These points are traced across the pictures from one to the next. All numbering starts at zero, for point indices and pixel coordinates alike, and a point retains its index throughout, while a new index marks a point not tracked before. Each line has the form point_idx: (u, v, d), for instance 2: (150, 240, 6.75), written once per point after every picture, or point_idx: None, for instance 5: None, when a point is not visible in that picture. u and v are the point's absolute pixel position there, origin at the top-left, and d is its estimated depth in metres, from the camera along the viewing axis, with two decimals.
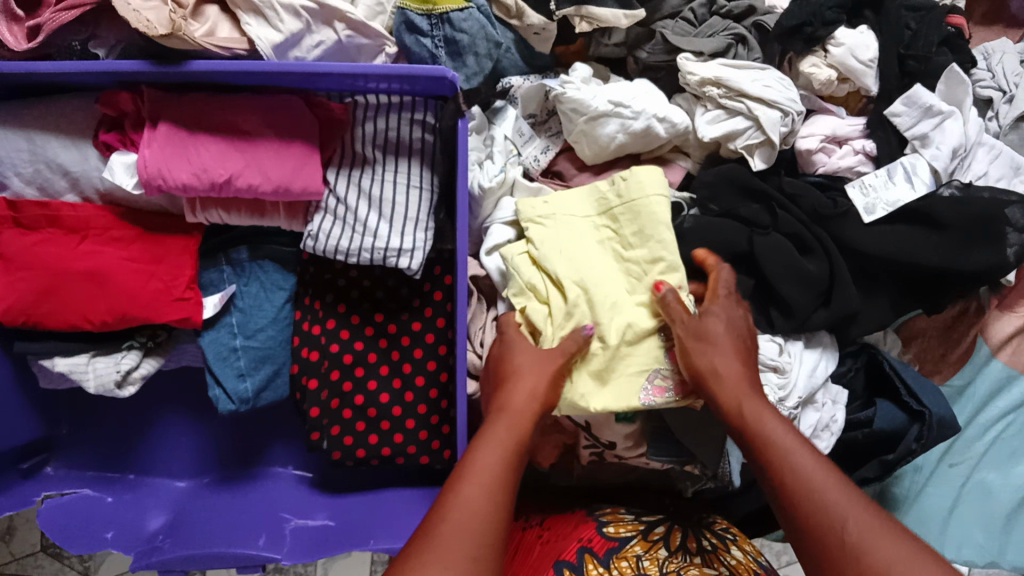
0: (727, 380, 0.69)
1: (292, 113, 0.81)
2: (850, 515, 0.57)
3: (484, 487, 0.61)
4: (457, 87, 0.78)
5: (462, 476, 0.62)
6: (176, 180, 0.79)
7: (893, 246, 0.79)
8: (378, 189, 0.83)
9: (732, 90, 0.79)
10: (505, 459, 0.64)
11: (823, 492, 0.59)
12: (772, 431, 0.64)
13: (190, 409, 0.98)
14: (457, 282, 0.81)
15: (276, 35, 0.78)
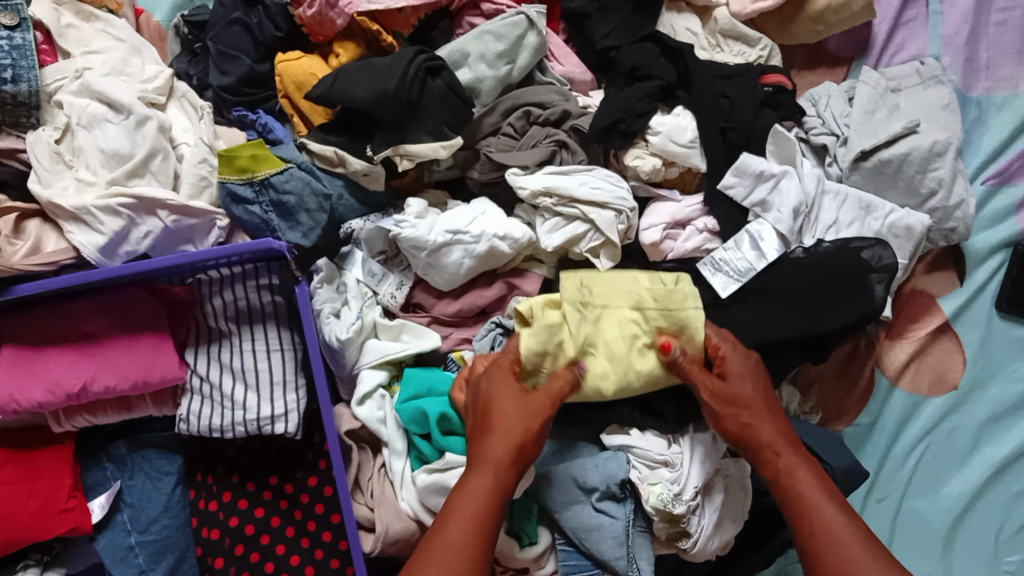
0: (767, 435, 0.69)
1: (137, 306, 0.81)
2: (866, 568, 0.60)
3: (467, 528, 0.61)
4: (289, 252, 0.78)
5: (451, 514, 0.62)
6: (29, 400, 0.77)
7: (763, 321, 0.77)
8: (239, 360, 0.83)
9: (564, 197, 0.79)
10: (489, 493, 0.64)
11: (852, 552, 0.61)
12: (801, 483, 0.66)
13: None
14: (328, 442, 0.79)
15: (99, 238, 0.77)
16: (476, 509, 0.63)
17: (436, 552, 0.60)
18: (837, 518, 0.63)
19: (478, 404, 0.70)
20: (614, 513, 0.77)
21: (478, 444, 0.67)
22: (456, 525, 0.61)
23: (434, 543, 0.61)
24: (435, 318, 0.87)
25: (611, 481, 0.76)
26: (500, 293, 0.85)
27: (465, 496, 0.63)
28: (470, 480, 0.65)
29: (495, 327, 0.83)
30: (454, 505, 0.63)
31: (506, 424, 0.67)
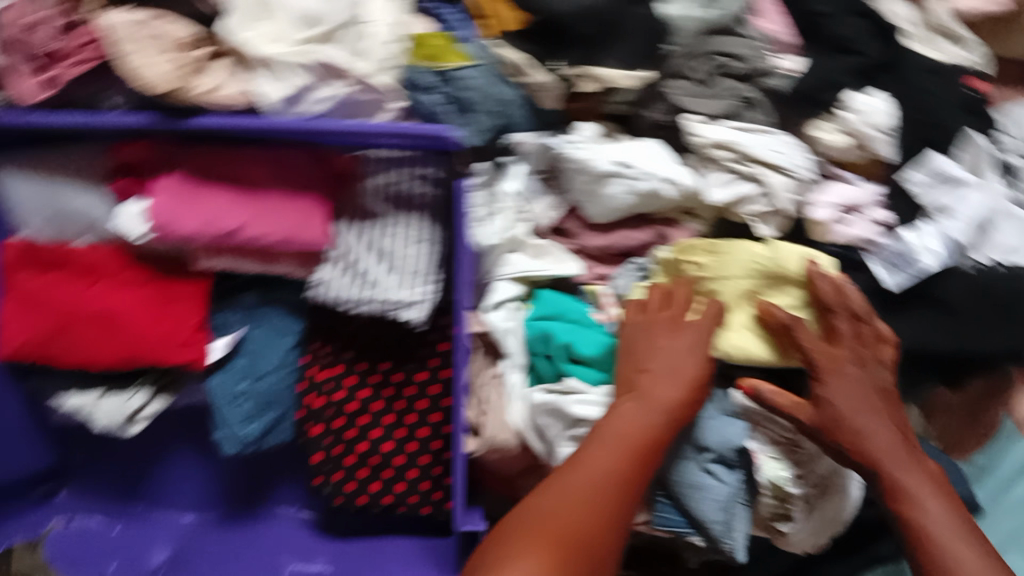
0: (867, 433, 0.69)
1: (300, 166, 0.83)
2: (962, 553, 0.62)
3: (618, 445, 0.67)
4: (461, 146, 0.79)
5: (598, 434, 0.69)
6: (185, 229, 0.80)
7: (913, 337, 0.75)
8: (384, 243, 0.84)
9: (742, 154, 0.77)
10: (644, 423, 0.69)
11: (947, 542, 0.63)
12: (901, 472, 0.68)
13: (199, 445, 0.98)
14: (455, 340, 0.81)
15: (281, 91, 0.78)
16: (628, 436, 0.68)
17: (593, 459, 0.66)
18: (936, 508, 0.65)
19: (631, 348, 0.75)
20: (721, 478, 0.77)
21: (639, 382, 0.72)
22: (608, 444, 0.68)
23: (577, 458, 0.67)
24: (580, 248, 0.85)
25: (725, 446, 0.77)
26: (649, 238, 0.83)
27: (622, 421, 0.69)
28: (618, 409, 0.71)
29: (638, 268, 0.84)
30: (602, 427, 0.69)
31: (666, 371, 0.72)
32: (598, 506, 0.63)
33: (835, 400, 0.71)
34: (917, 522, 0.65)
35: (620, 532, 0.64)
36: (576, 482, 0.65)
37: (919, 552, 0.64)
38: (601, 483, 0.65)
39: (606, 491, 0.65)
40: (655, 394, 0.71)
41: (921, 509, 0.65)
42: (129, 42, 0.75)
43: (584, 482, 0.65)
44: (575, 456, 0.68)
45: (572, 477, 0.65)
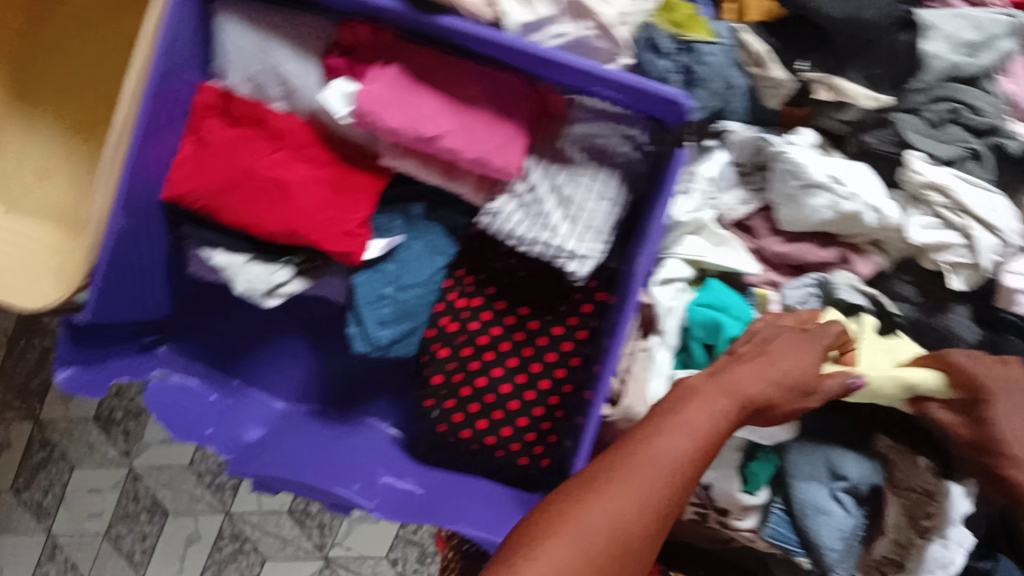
0: None
1: (514, 92, 0.81)
2: None
3: (690, 427, 0.63)
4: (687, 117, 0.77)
5: (665, 412, 0.65)
6: (388, 123, 0.79)
7: None
8: (570, 190, 0.83)
9: (956, 203, 0.76)
10: (717, 412, 0.65)
11: None
12: None
13: (313, 338, 0.97)
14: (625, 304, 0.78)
15: (527, 15, 0.77)
16: (695, 427, 0.63)
17: (663, 442, 0.61)
18: None
19: (753, 342, 0.74)
20: (847, 507, 0.76)
21: (729, 368, 0.70)
22: (681, 430, 0.63)
23: (642, 431, 0.63)
24: (757, 249, 0.84)
25: (863, 479, 0.76)
26: (831, 259, 0.83)
27: (698, 405, 0.65)
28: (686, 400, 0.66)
29: (813, 283, 0.82)
30: (672, 406, 0.65)
31: (757, 372, 0.69)
32: (662, 485, 0.59)
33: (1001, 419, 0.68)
34: None
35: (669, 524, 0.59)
36: (638, 463, 0.60)
37: None
38: (662, 469, 0.60)
39: (664, 476, 0.60)
40: (775, 381, 0.69)
41: None
42: None
43: (650, 456, 0.61)
44: (643, 432, 0.63)
45: (635, 457, 0.60)
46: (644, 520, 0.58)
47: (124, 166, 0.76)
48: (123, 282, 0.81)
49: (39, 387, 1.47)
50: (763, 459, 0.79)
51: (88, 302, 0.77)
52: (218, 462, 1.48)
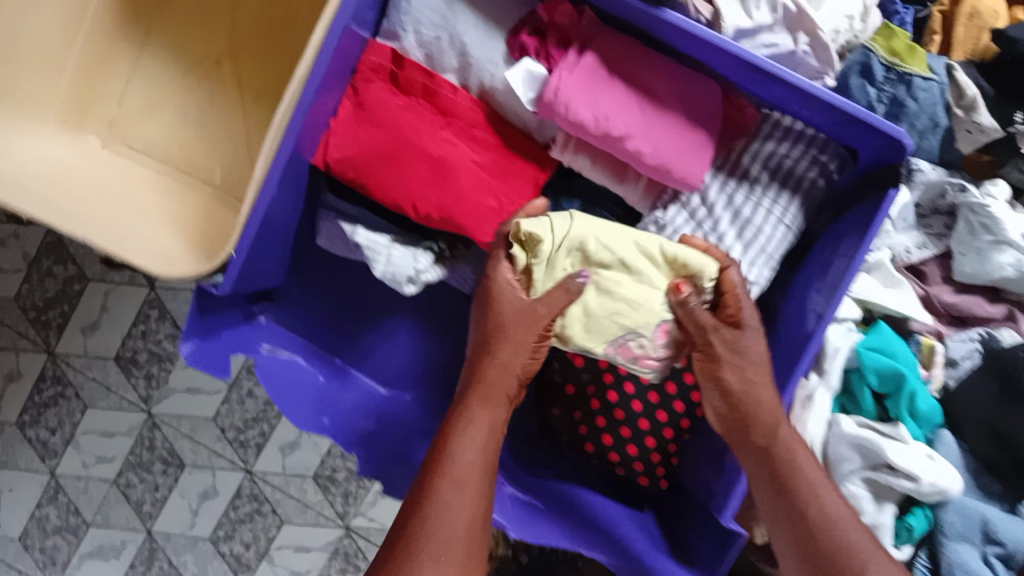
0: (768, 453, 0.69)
1: (710, 99, 0.74)
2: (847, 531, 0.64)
3: (470, 460, 0.68)
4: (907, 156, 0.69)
5: (443, 437, 0.69)
6: (575, 116, 0.72)
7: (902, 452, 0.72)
8: (748, 210, 0.77)
9: None
10: (486, 439, 0.70)
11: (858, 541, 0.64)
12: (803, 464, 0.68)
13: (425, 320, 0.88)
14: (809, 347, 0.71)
15: (744, 20, 0.72)
16: (491, 417, 0.71)
17: (464, 448, 0.68)
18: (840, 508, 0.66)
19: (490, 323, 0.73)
20: (998, 573, 0.74)
21: (484, 372, 0.72)
22: (468, 443, 0.69)
23: (433, 464, 0.67)
24: (925, 296, 0.81)
25: (1018, 546, 0.73)
26: (1001, 314, 0.80)
27: (467, 437, 0.69)
28: (497, 397, 0.72)
29: (978, 337, 0.79)
30: (445, 446, 0.68)
31: (506, 360, 0.72)
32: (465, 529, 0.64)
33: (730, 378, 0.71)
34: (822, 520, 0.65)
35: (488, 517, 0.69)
36: (461, 477, 0.67)
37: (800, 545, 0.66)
38: (464, 486, 0.66)
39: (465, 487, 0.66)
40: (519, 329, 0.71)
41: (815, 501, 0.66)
42: None
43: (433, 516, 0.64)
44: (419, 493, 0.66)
45: (461, 472, 0.67)
46: (468, 540, 0.64)
47: (290, 126, 0.69)
48: (260, 248, 0.74)
49: (60, 317, 1.34)
50: (915, 512, 0.76)
51: (230, 269, 0.70)
52: (245, 417, 1.32)
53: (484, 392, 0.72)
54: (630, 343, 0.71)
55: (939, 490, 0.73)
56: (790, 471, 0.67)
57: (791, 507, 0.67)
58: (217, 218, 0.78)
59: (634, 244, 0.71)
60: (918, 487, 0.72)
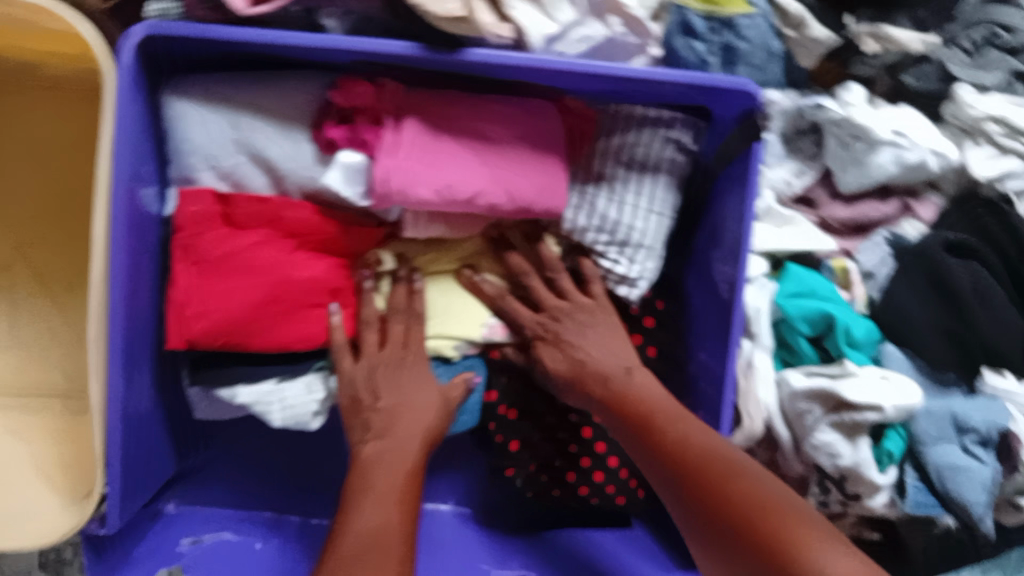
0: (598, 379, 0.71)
1: (548, 120, 0.70)
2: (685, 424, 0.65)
3: (388, 480, 0.65)
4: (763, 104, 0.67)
5: (356, 479, 0.66)
6: (416, 196, 0.65)
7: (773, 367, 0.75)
8: (616, 212, 0.74)
9: (1014, 129, 0.75)
10: (404, 471, 0.67)
11: (674, 424, 0.65)
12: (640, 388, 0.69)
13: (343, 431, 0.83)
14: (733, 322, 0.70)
15: (550, 26, 0.66)
16: (406, 458, 0.68)
17: (405, 414, 0.69)
18: (679, 414, 0.66)
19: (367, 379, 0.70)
20: (982, 458, 0.74)
21: (376, 424, 0.69)
22: (411, 415, 0.69)
23: (350, 499, 0.64)
24: (821, 221, 0.79)
25: (993, 427, 0.74)
26: (895, 211, 0.78)
27: (379, 469, 0.66)
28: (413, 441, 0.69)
29: (886, 241, 0.78)
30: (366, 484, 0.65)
31: (415, 397, 0.70)
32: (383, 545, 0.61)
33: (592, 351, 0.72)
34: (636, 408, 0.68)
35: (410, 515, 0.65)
36: (396, 434, 0.69)
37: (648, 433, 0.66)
38: (395, 445, 0.68)
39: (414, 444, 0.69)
40: (430, 401, 0.71)
41: (660, 411, 0.67)
42: None
43: (362, 534, 0.61)
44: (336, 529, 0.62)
45: (393, 421, 0.69)
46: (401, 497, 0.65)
47: (113, 321, 0.60)
48: (139, 452, 0.67)
49: None
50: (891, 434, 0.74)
51: (110, 498, 0.63)
52: None
53: (412, 356, 0.71)
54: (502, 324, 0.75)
55: (904, 409, 0.71)
56: (628, 406, 0.68)
57: (645, 427, 0.66)
58: (79, 436, 0.69)
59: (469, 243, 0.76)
60: (885, 414, 0.70)
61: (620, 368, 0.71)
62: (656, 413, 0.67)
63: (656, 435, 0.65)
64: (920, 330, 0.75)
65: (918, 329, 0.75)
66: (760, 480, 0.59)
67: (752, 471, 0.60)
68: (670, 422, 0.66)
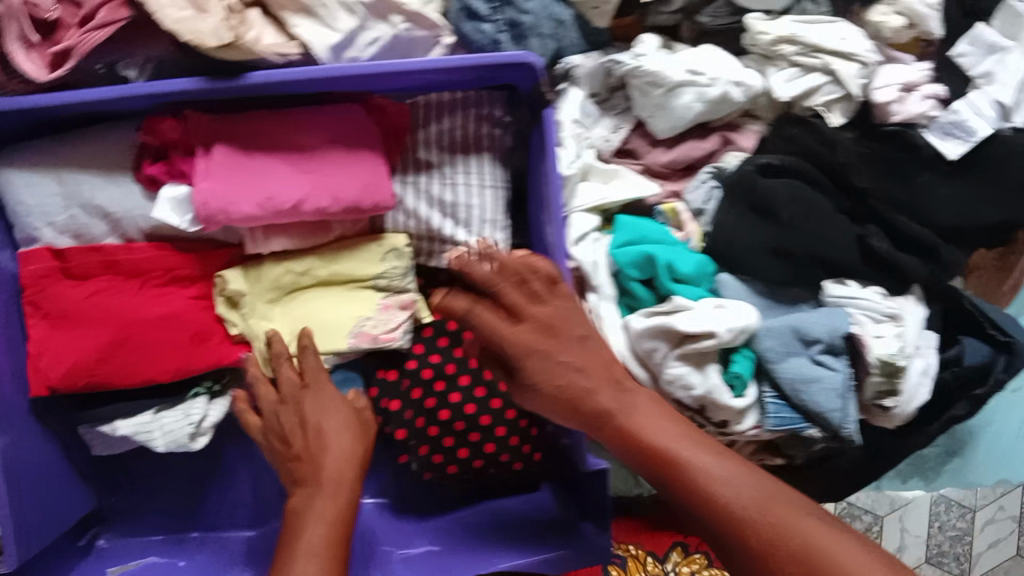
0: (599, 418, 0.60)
1: (356, 121, 0.74)
2: (726, 471, 0.54)
3: (326, 526, 0.65)
4: (540, 74, 0.73)
5: (291, 528, 0.66)
6: (241, 212, 0.70)
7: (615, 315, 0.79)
8: (450, 194, 0.78)
9: (807, 47, 0.78)
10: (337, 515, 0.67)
11: (699, 462, 0.55)
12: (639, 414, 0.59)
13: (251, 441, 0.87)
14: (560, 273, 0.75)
15: (331, 35, 0.70)
16: (337, 501, 0.68)
17: (327, 457, 0.70)
18: (701, 452, 0.56)
19: (292, 421, 0.72)
20: (832, 366, 0.77)
21: (299, 474, 0.69)
22: (331, 457, 0.70)
23: (293, 544, 0.64)
24: (646, 167, 0.83)
25: (835, 334, 0.76)
26: (716, 146, 0.82)
27: (307, 517, 0.66)
28: (335, 485, 0.68)
29: (710, 176, 0.81)
30: (300, 537, 0.64)
31: (339, 437, 0.71)
32: None
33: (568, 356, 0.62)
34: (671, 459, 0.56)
35: (340, 564, 0.64)
36: (322, 482, 0.68)
37: (681, 490, 0.55)
38: (324, 493, 0.68)
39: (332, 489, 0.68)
40: (340, 426, 0.72)
41: (688, 451, 0.56)
42: None
43: None
44: None
45: (313, 467, 0.69)
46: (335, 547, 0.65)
47: None
48: (35, 494, 0.72)
49: None
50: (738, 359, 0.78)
51: (5, 534, 0.68)
52: None
53: (312, 387, 0.73)
54: (365, 327, 0.79)
55: (741, 330, 0.74)
56: (636, 429, 0.59)
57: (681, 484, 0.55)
58: None
59: (318, 255, 0.78)
60: (720, 339, 0.73)
61: (619, 389, 0.61)
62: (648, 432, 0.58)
63: (690, 473, 0.55)
64: (738, 243, 0.78)
65: (735, 242, 0.78)
66: (814, 524, 0.51)
67: (807, 507, 0.52)
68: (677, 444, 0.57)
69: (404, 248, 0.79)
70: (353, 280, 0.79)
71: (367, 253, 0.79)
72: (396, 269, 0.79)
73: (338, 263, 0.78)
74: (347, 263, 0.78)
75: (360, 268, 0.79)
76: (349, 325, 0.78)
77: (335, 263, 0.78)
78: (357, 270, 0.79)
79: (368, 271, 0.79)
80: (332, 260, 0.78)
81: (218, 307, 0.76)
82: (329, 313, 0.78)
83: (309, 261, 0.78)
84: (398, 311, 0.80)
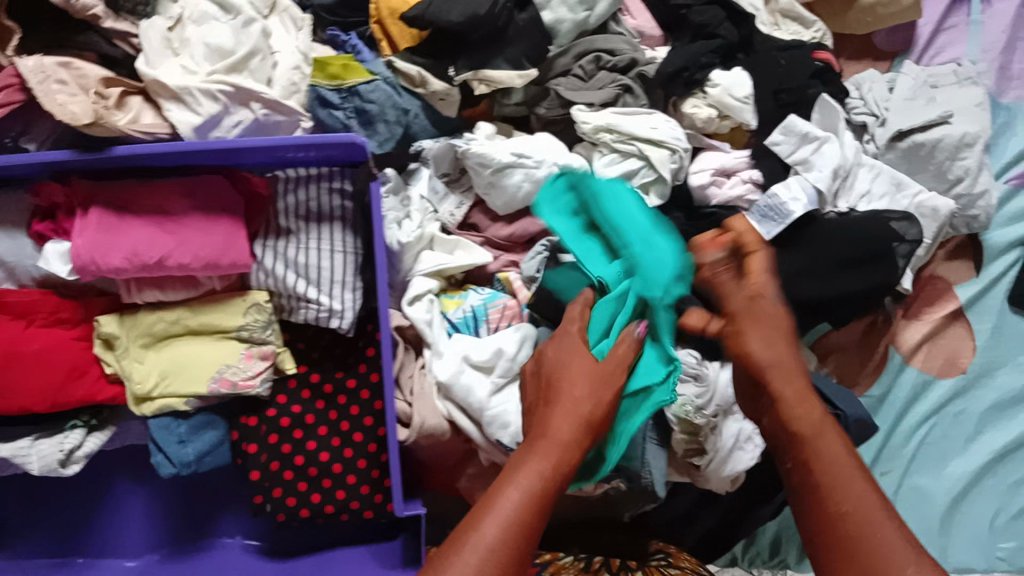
0: (804, 422, 0.62)
1: (218, 190, 0.85)
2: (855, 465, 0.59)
3: (535, 480, 0.60)
4: (367, 150, 0.82)
5: (493, 490, 0.60)
6: (108, 264, 0.81)
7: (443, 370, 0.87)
8: (304, 257, 0.88)
9: (624, 134, 0.86)
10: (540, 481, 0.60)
11: (831, 473, 0.58)
12: (821, 437, 0.60)
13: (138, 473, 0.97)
14: (382, 334, 0.84)
15: (195, 117, 0.82)
16: (557, 459, 0.62)
17: (558, 409, 0.66)
18: (835, 444, 0.60)
19: (543, 375, 0.71)
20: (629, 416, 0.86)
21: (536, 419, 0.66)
22: (563, 416, 0.65)
23: (492, 489, 0.60)
24: (486, 240, 0.93)
25: None
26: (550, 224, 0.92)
27: (523, 467, 0.61)
28: (561, 439, 0.63)
29: (544, 248, 0.89)
30: (499, 488, 0.60)
31: (567, 397, 0.66)
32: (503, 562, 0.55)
33: (756, 352, 0.66)
34: (822, 454, 0.59)
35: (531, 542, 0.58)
36: (553, 425, 0.64)
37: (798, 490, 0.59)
38: (550, 439, 0.63)
39: (550, 448, 0.62)
40: (597, 377, 0.68)
41: (822, 444, 0.60)
42: (55, 80, 0.80)
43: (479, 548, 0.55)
44: (464, 522, 0.58)
45: (543, 420, 0.65)
46: (523, 528, 0.58)
47: None
48: None
49: None
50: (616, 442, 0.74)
51: None
52: None
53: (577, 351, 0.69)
54: (226, 373, 0.87)
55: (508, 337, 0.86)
56: (807, 449, 0.60)
57: (807, 479, 0.59)
58: None
59: (188, 307, 0.88)
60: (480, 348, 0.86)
61: (792, 380, 0.64)
62: (775, 384, 0.64)
63: (812, 460, 0.60)
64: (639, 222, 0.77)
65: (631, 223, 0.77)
66: (868, 517, 0.56)
67: (865, 490, 0.57)
68: (795, 406, 0.62)
69: (266, 303, 0.89)
70: (220, 331, 0.88)
71: (232, 307, 0.88)
72: (257, 320, 0.88)
73: (205, 315, 0.88)
74: (212, 315, 0.88)
75: (225, 320, 0.88)
76: (209, 371, 0.87)
77: (202, 315, 0.88)
78: (221, 322, 0.88)
79: (233, 322, 0.88)
80: (200, 311, 0.88)
81: (99, 349, 0.87)
82: (193, 360, 0.87)
83: (180, 312, 0.87)
84: (257, 361, 0.88)
